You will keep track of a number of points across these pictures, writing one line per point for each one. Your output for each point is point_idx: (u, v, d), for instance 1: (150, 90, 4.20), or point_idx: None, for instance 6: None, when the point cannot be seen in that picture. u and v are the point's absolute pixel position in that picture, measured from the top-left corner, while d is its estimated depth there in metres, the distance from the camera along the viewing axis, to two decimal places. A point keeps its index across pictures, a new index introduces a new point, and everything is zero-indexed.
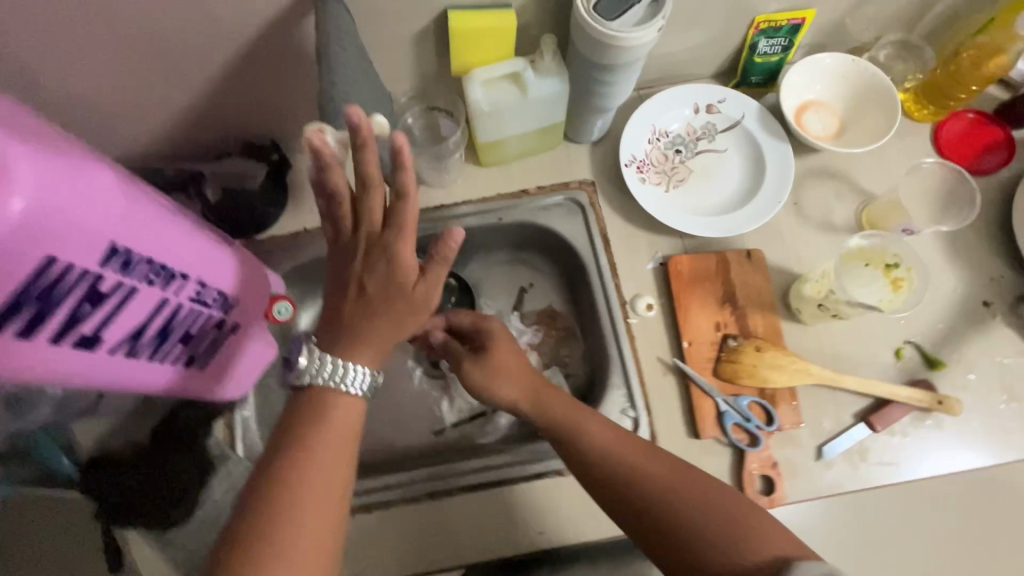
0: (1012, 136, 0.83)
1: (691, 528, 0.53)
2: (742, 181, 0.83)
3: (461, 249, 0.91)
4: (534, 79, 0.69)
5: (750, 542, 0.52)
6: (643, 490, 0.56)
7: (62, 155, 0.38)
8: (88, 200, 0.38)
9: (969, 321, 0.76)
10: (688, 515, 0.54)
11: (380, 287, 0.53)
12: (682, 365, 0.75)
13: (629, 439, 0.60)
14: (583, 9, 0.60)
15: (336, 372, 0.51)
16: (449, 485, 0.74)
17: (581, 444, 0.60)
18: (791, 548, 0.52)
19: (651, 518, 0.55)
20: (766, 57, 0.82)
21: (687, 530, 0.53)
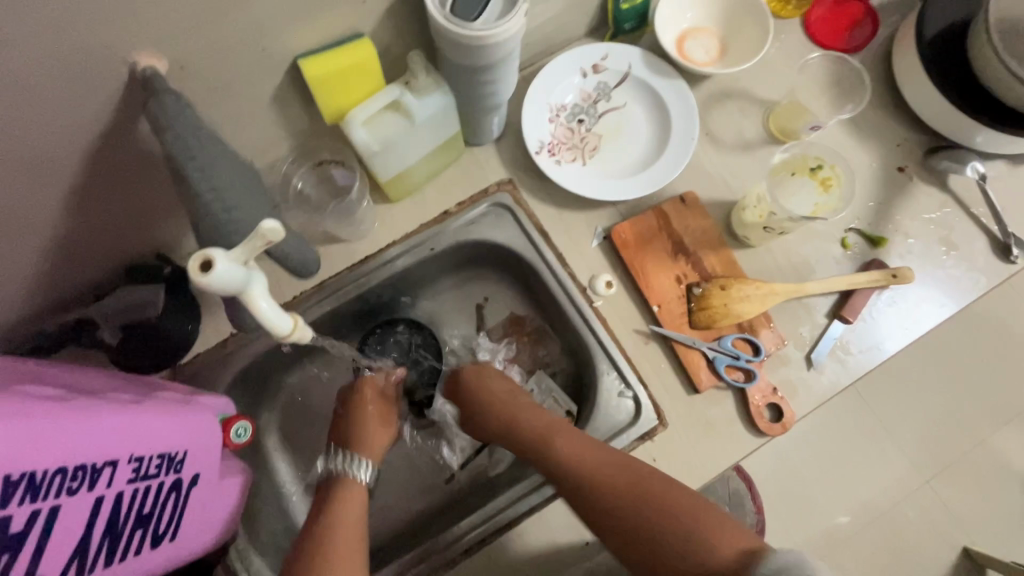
0: (871, 6, 0.86)
1: (670, 547, 0.53)
2: (651, 130, 0.81)
3: (404, 291, 0.86)
4: (414, 102, 0.64)
5: (704, 555, 0.51)
6: (625, 516, 0.57)
7: None
8: None
9: (893, 191, 0.79)
10: (664, 540, 0.54)
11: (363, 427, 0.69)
12: (659, 329, 0.74)
13: (592, 452, 0.62)
14: (441, 16, 0.54)
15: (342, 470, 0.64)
16: (479, 536, 0.70)
17: (559, 454, 0.63)
18: (691, 517, 0.54)
19: (642, 545, 0.55)
20: (631, 2, 0.80)
21: (665, 544, 0.54)
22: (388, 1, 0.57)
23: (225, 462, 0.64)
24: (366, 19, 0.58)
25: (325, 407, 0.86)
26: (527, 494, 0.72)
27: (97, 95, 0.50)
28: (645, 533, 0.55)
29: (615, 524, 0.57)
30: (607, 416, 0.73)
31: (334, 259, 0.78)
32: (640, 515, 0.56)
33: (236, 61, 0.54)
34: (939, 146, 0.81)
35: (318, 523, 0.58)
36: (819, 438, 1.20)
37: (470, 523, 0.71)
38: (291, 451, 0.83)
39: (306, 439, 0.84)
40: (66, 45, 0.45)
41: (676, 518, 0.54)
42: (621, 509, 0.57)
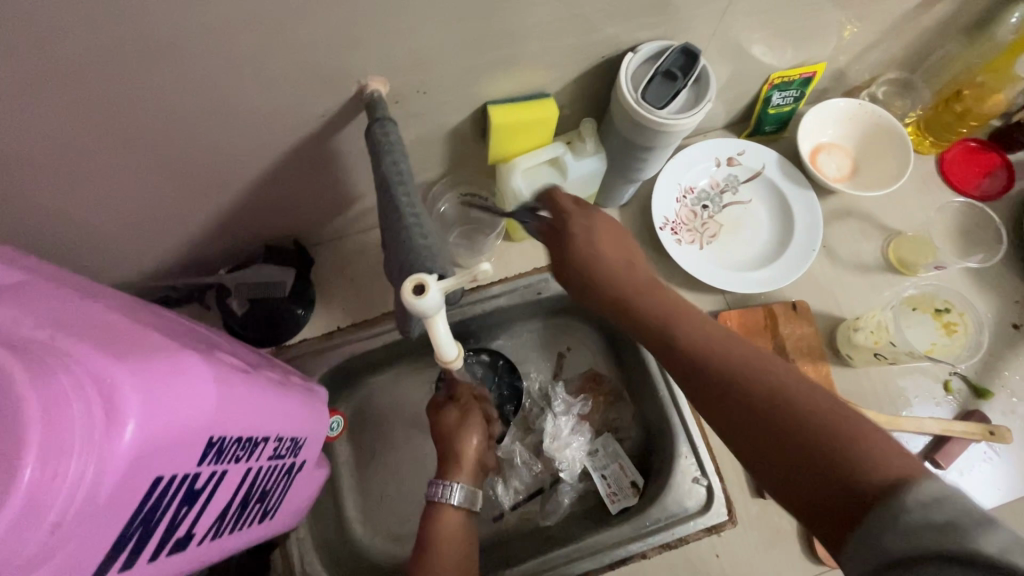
0: (1010, 160, 0.88)
1: (829, 426, 0.38)
2: (771, 231, 0.84)
3: (497, 324, 0.89)
4: (573, 161, 0.68)
5: (861, 445, 0.37)
6: (727, 414, 0.43)
7: (151, 360, 0.34)
8: (184, 404, 0.35)
9: (1004, 345, 0.79)
10: (845, 435, 0.38)
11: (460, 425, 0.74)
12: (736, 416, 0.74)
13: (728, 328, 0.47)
14: (632, 98, 0.59)
15: (443, 493, 0.66)
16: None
17: (759, 388, 0.42)
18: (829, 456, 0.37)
19: (772, 448, 0.40)
20: (779, 108, 0.84)
21: (834, 443, 0.37)
22: (581, 70, 0.63)
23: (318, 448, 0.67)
24: (556, 81, 0.64)
25: (395, 416, 0.88)
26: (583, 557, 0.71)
27: (322, 102, 0.56)
28: (791, 418, 0.40)
29: (741, 391, 0.43)
30: (675, 500, 0.73)
31: None
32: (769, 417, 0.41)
33: (439, 95, 0.60)
34: None
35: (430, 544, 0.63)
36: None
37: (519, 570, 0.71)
38: (355, 451, 0.86)
39: (370, 442, 0.87)
40: (323, 58, 0.51)
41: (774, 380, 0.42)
42: (789, 396, 0.41)
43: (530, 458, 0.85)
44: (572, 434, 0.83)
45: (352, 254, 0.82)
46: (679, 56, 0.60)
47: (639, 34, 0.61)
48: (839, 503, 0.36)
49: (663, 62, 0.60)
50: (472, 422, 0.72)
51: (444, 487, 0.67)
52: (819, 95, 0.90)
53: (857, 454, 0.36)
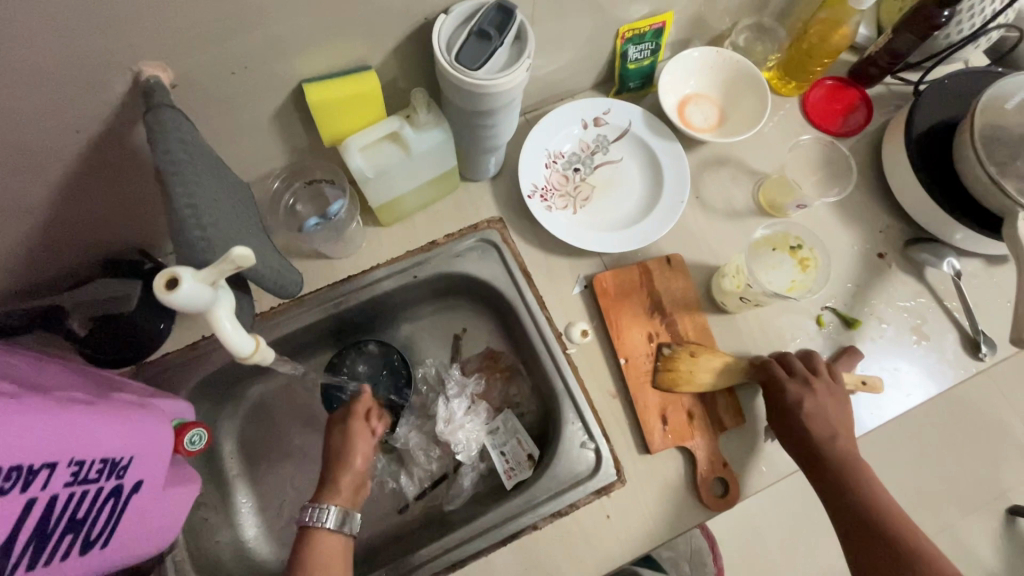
0: (867, 94, 0.90)
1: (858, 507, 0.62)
2: (643, 187, 0.83)
3: (383, 314, 0.86)
4: (413, 135, 0.65)
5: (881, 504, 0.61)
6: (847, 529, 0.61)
7: None
8: None
9: (870, 274, 0.81)
10: (861, 471, 0.63)
11: (342, 439, 0.69)
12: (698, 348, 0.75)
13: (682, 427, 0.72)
14: (446, 61, 0.57)
15: (315, 514, 0.62)
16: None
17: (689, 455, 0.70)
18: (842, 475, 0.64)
19: (827, 472, 0.64)
20: (638, 63, 0.83)
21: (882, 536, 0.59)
22: (400, 38, 0.60)
23: (176, 465, 0.63)
24: (376, 53, 0.60)
25: (286, 421, 0.84)
26: (478, 536, 0.70)
27: (100, 96, 0.51)
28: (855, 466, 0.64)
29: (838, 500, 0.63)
30: (564, 466, 0.73)
31: (318, 273, 0.79)
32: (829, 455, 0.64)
33: (242, 77, 0.56)
34: (918, 236, 0.83)
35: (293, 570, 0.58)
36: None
37: (416, 561, 0.69)
38: (246, 463, 0.82)
39: (261, 452, 0.83)
40: (77, 47, 0.46)
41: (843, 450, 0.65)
42: (815, 420, 0.66)
43: (430, 444, 0.84)
44: (466, 415, 0.83)
45: None
46: (492, 12, 0.58)
47: None
48: (871, 529, 0.60)
49: (475, 20, 0.57)
50: (359, 441, 0.68)
51: (314, 510, 0.62)
52: (682, 47, 0.89)
53: (865, 495, 0.62)
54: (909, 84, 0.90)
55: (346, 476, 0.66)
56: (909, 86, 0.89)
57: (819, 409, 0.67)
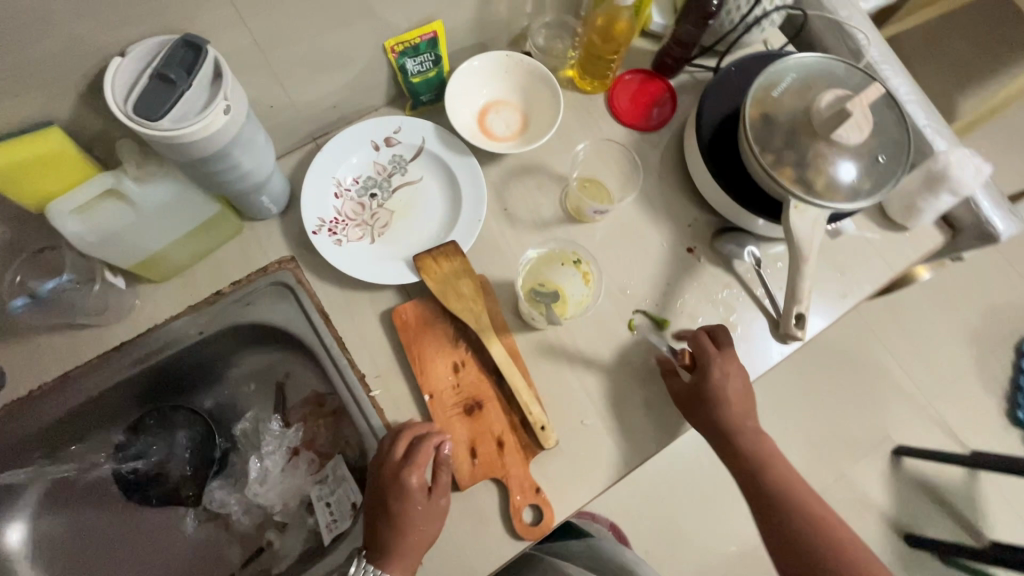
0: (672, 86, 0.88)
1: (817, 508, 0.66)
2: (444, 207, 0.79)
3: (186, 373, 0.80)
4: (133, 189, 0.58)
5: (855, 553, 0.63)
6: (773, 512, 0.66)
7: None
8: None
9: (680, 270, 0.81)
10: (791, 475, 0.68)
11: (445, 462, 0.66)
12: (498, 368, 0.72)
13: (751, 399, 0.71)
14: (121, 112, 0.50)
15: None
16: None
17: (760, 451, 0.69)
18: (787, 513, 0.65)
19: (776, 517, 0.66)
20: (422, 76, 0.78)
21: (818, 522, 0.64)
22: (77, 88, 0.53)
23: None
24: (55, 105, 0.53)
25: (93, 499, 0.77)
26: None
27: None
28: (781, 470, 0.68)
29: (816, 527, 0.64)
30: None
31: (84, 345, 0.71)
32: (764, 478, 0.67)
33: None
34: (726, 225, 0.83)
35: (385, 535, 0.62)
36: (658, 472, 1.32)
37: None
38: (37, 563, 0.73)
39: (60, 547, 0.74)
40: None
41: (780, 463, 0.68)
42: (734, 382, 0.70)
43: (248, 503, 0.80)
44: (283, 471, 0.80)
45: None
46: (179, 52, 0.52)
47: (128, 36, 0.51)
48: (813, 523, 0.64)
49: (159, 60, 0.51)
50: (420, 454, 0.64)
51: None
52: (479, 52, 0.85)
53: (808, 515, 0.65)
54: (709, 71, 0.89)
55: (407, 548, 0.61)
56: (709, 73, 0.89)
57: (737, 383, 0.70)
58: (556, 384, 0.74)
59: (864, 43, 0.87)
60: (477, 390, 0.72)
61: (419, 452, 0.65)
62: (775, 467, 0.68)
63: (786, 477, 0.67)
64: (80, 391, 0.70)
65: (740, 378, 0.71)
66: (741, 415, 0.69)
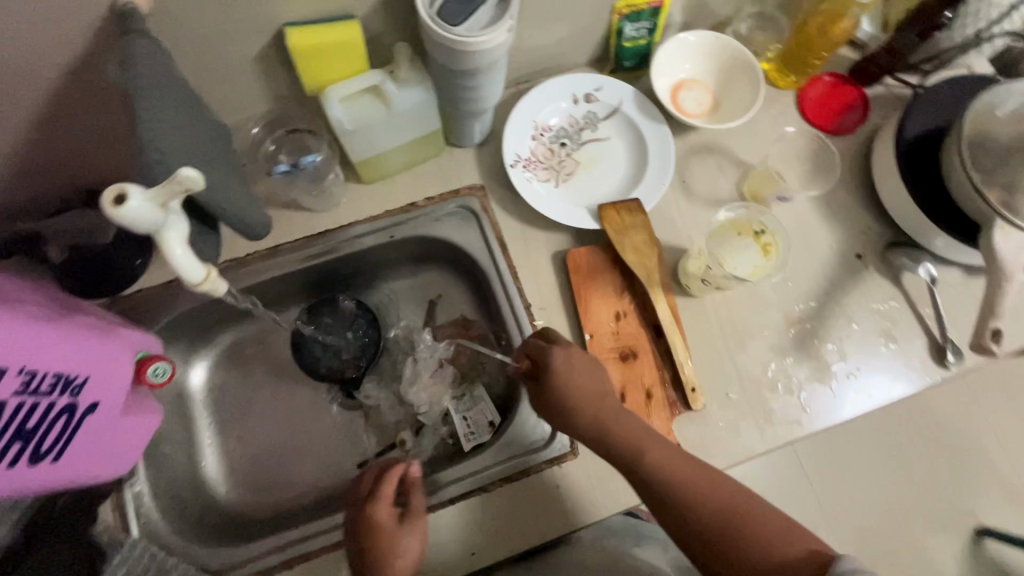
0: (866, 95, 0.88)
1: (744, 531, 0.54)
2: (627, 168, 0.83)
3: (360, 272, 0.88)
4: (395, 91, 0.66)
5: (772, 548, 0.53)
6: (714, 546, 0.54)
7: None
8: None
9: (845, 273, 0.81)
10: (693, 497, 0.57)
11: (415, 500, 0.66)
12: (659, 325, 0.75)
13: (638, 422, 0.63)
14: (428, 14, 0.57)
15: None
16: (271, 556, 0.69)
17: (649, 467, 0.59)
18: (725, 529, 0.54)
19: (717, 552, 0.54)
20: (634, 41, 0.82)
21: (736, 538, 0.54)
22: None
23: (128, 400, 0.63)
24: (361, 2, 0.60)
25: (261, 363, 0.86)
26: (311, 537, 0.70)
27: (73, 24, 0.50)
28: (712, 489, 0.57)
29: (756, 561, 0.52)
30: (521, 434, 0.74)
31: (296, 225, 0.80)
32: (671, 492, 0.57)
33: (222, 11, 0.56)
34: (900, 239, 0.83)
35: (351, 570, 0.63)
36: None
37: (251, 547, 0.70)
38: (211, 406, 0.84)
39: (229, 394, 0.85)
40: None
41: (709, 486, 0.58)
42: (647, 439, 0.61)
43: (394, 400, 0.86)
44: (432, 379, 0.85)
45: None
46: None
47: None
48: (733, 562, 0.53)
49: None
50: (385, 490, 0.66)
51: None
52: (684, 29, 0.88)
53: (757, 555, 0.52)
54: (909, 87, 0.89)
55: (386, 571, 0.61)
56: (909, 89, 0.88)
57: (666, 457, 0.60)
58: (708, 353, 0.77)
59: None
60: (634, 340, 0.76)
61: (381, 488, 0.67)
62: (659, 473, 0.59)
63: (673, 482, 0.58)
64: (284, 264, 0.78)
65: (620, 419, 0.63)
66: (596, 436, 0.63)
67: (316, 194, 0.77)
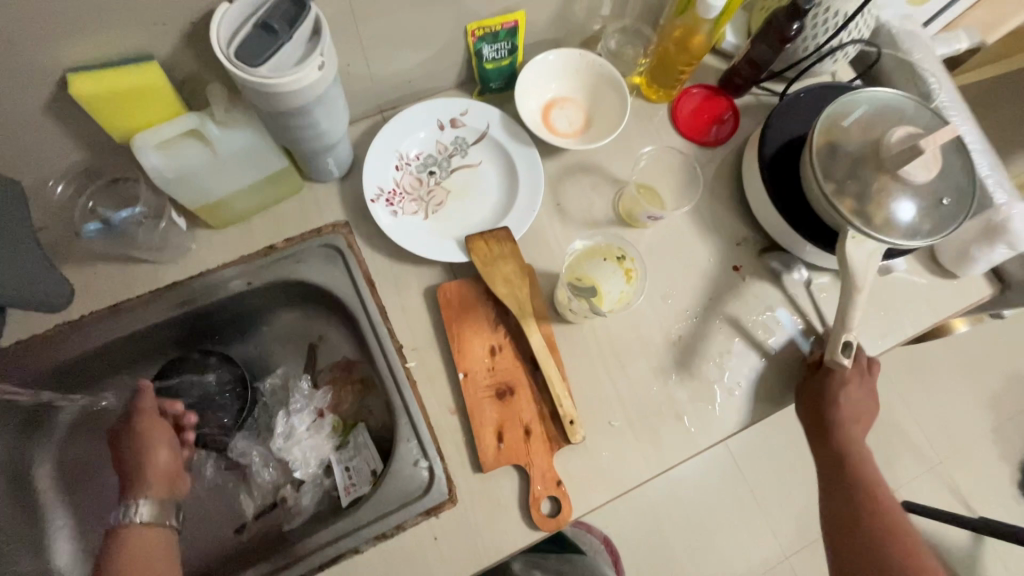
0: (735, 105, 0.89)
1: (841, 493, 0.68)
2: (499, 194, 0.80)
3: (224, 321, 0.81)
4: (215, 133, 0.60)
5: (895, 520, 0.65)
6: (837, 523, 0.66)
7: None
8: None
9: (724, 287, 0.81)
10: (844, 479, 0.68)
11: (161, 410, 0.74)
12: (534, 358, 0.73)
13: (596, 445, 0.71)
14: (224, 56, 0.52)
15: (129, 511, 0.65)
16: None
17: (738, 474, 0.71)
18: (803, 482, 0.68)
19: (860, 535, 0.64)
20: (495, 63, 0.80)
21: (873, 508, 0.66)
22: (179, 29, 0.55)
23: None
24: (156, 40, 0.55)
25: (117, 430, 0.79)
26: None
27: None
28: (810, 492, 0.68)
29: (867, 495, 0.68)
30: (395, 486, 0.69)
31: (138, 279, 0.73)
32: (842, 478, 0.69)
33: None
34: (775, 248, 0.83)
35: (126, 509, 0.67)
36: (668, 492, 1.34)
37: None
38: (61, 484, 0.75)
39: (82, 471, 0.76)
40: None
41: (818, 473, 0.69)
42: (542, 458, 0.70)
43: (270, 457, 0.80)
44: (310, 429, 0.80)
45: None
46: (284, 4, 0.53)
47: None
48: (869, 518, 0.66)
49: (263, 10, 0.53)
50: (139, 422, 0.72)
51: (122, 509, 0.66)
52: (551, 47, 0.87)
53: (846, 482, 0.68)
54: (776, 95, 0.90)
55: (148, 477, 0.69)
56: (776, 98, 0.89)
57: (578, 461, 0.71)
58: (590, 381, 0.75)
59: (935, 86, 0.87)
60: (511, 375, 0.73)
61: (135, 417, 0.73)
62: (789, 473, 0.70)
63: None
64: (123, 323, 0.71)
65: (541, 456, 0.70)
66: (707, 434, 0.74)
67: (154, 246, 0.70)
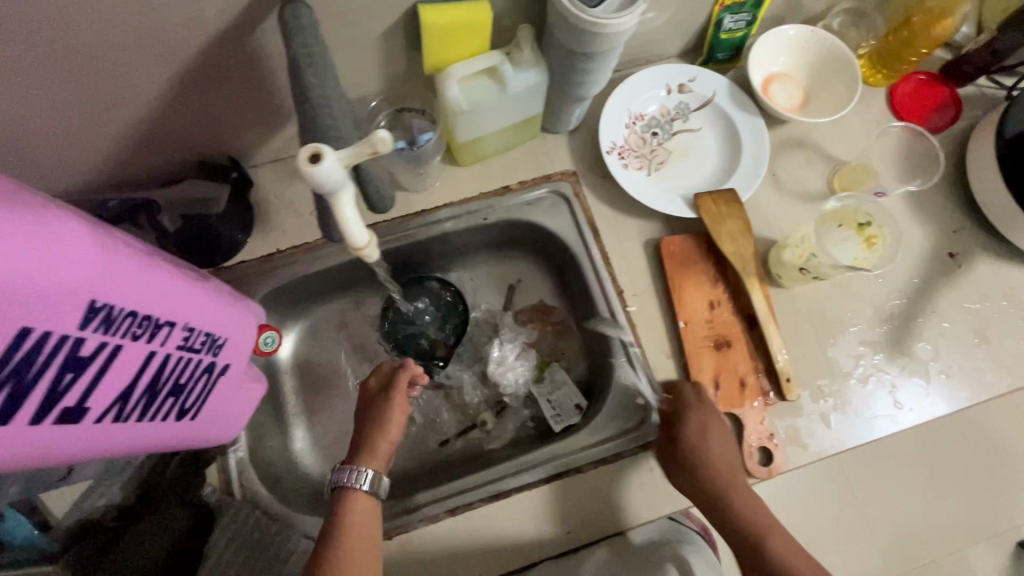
0: (957, 94, 0.88)
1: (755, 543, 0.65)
2: (719, 159, 0.83)
3: (445, 255, 0.88)
4: (511, 73, 0.66)
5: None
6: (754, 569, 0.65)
7: (123, 254, 0.41)
8: (125, 285, 0.40)
9: (937, 271, 0.81)
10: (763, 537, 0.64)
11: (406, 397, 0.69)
12: (757, 315, 0.75)
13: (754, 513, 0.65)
14: None
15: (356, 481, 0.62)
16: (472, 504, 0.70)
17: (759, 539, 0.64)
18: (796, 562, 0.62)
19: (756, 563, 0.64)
20: (731, 33, 0.82)
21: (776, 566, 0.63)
22: None
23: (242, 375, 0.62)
24: None
25: (345, 339, 0.88)
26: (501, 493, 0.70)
27: None
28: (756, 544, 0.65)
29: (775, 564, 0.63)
30: (614, 418, 0.74)
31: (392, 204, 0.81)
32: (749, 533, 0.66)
33: None
34: (993, 240, 0.82)
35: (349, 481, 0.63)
36: None
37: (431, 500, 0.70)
38: (299, 380, 0.85)
39: (316, 369, 0.86)
40: None
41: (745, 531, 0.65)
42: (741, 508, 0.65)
43: (476, 382, 0.87)
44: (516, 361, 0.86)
45: (290, 174, 0.80)
46: None
47: None
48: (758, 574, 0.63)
49: None
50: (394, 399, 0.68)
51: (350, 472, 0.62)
52: (777, 23, 0.88)
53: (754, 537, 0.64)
54: (1003, 88, 0.88)
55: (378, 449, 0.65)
56: (1004, 91, 0.87)
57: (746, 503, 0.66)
58: (801, 345, 0.77)
59: None
60: (728, 329, 0.76)
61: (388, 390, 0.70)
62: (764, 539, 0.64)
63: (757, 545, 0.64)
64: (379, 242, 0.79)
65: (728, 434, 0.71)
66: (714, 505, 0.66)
67: (416, 175, 0.78)
